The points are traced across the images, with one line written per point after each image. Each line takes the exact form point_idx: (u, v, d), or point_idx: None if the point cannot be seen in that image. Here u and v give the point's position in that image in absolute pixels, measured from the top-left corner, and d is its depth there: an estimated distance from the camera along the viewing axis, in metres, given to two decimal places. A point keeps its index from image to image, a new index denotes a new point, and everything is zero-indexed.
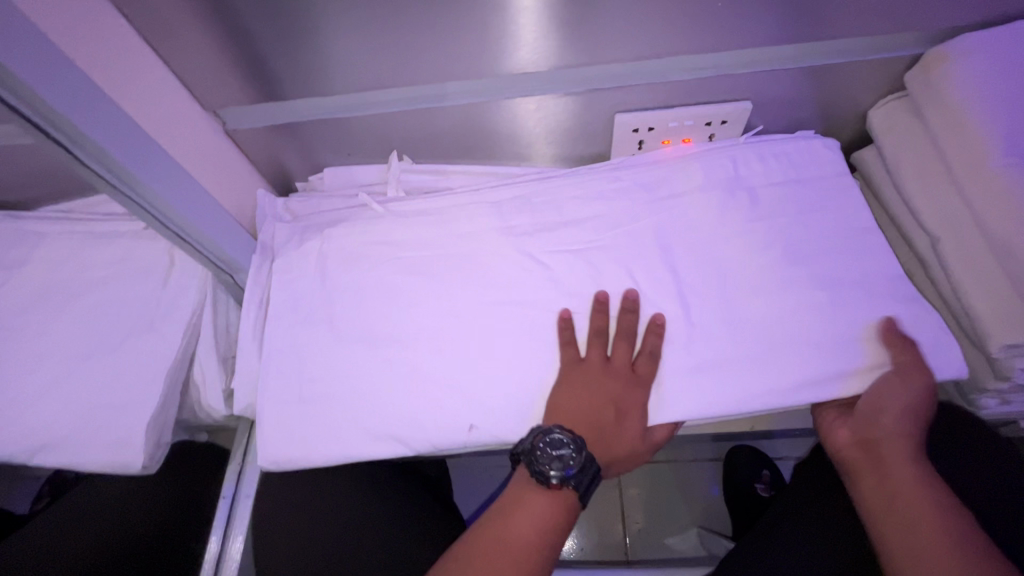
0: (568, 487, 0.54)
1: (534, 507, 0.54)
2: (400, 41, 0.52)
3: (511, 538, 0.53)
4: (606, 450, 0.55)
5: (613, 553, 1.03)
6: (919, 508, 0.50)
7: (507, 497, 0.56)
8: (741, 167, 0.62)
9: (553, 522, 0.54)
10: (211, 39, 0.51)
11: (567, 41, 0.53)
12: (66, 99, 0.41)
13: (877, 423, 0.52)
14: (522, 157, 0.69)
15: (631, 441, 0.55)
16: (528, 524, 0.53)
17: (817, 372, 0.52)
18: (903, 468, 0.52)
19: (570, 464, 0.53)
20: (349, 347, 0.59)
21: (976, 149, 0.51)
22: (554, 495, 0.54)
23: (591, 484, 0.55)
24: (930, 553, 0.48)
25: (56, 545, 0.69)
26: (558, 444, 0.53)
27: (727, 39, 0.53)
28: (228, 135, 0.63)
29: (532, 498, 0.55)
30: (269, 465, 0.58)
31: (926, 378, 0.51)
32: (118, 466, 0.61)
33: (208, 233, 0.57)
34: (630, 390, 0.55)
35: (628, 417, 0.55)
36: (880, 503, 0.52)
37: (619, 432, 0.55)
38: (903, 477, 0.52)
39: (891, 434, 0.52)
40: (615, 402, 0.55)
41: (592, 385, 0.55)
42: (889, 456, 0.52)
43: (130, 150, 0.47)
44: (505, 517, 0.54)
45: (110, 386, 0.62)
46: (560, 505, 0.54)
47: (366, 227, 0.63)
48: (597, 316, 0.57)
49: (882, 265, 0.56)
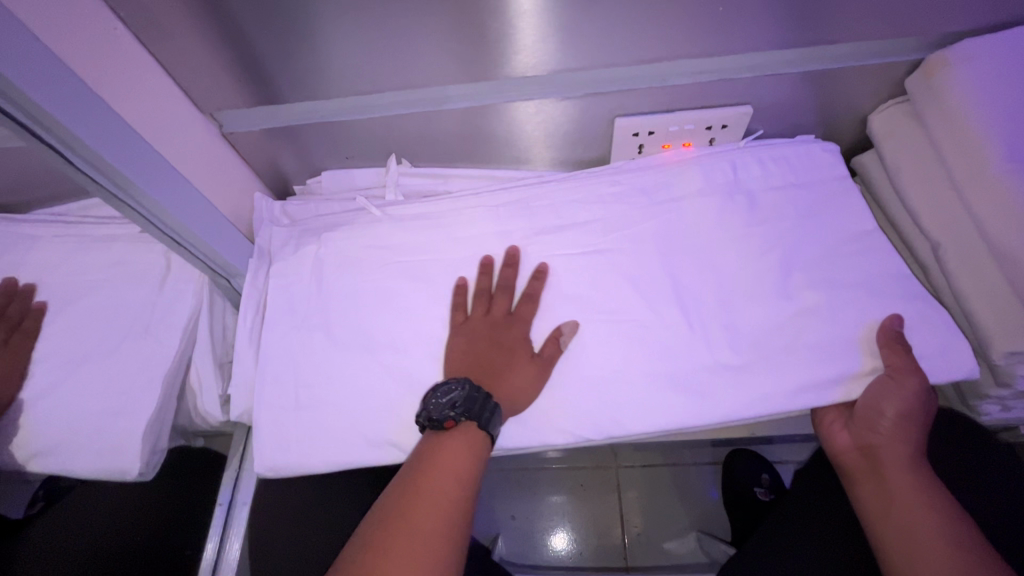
0: (466, 421, 0.53)
1: (451, 462, 0.52)
2: (398, 44, 0.51)
3: (429, 500, 0.50)
4: (506, 391, 0.55)
5: (613, 558, 1.03)
6: (918, 511, 0.50)
7: (418, 456, 0.52)
8: (741, 171, 0.61)
9: (471, 472, 0.52)
10: (206, 41, 0.50)
11: (566, 44, 0.52)
12: (59, 104, 0.40)
13: (877, 429, 0.52)
14: (521, 161, 0.69)
15: (530, 372, 0.55)
16: (444, 481, 0.51)
17: (818, 378, 0.52)
18: (903, 472, 0.52)
19: (456, 400, 0.52)
20: (346, 352, 0.59)
21: (978, 155, 0.51)
22: (461, 439, 0.53)
23: (487, 408, 0.52)
24: (933, 557, 0.48)
25: (62, 547, 0.71)
26: (444, 391, 0.53)
27: (728, 43, 0.53)
28: (225, 137, 0.62)
29: (446, 455, 0.52)
30: (265, 471, 0.58)
31: (920, 380, 0.50)
32: (114, 473, 0.61)
33: (204, 237, 0.57)
34: (509, 328, 0.58)
35: (517, 353, 0.56)
36: (880, 508, 0.52)
37: (513, 371, 0.55)
38: (903, 482, 0.52)
39: (890, 439, 0.52)
40: (497, 342, 0.57)
41: (479, 338, 0.57)
42: (889, 461, 0.52)
43: (124, 155, 0.46)
44: (418, 479, 0.51)
45: (106, 391, 0.62)
46: (473, 453, 0.52)
47: (364, 231, 0.63)
48: (505, 271, 0.60)
49: (884, 270, 0.55)
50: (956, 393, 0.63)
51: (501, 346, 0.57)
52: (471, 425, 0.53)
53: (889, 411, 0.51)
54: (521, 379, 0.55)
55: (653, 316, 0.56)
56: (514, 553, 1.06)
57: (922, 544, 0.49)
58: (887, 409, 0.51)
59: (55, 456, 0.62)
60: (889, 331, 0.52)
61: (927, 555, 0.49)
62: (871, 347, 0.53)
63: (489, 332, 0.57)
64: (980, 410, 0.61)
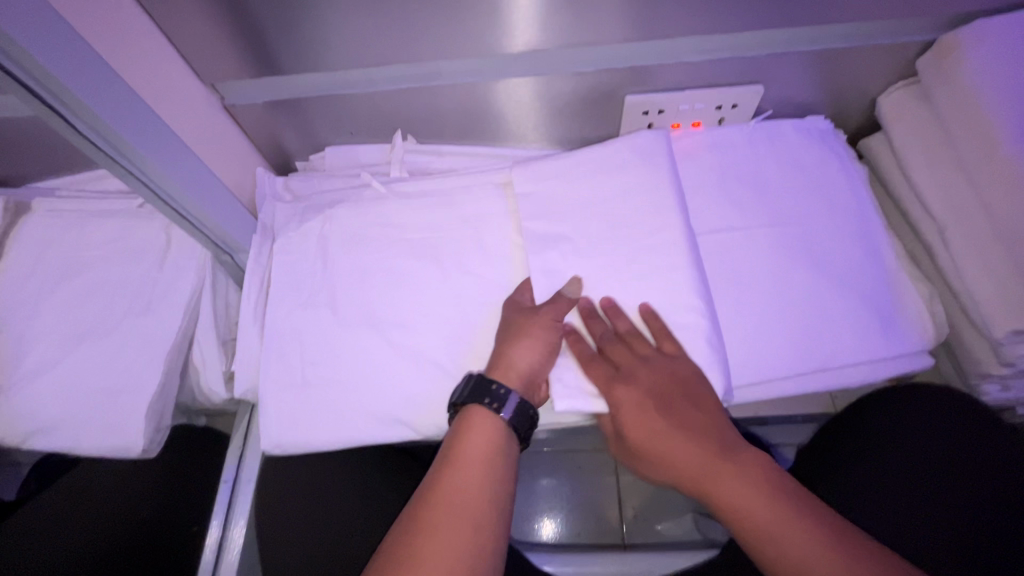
0: (469, 408, 0.50)
1: (473, 449, 0.48)
2: (406, 12, 0.50)
3: (454, 505, 0.45)
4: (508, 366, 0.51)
5: (610, 539, 1.04)
6: (746, 511, 0.45)
7: (443, 450, 0.49)
8: (733, 157, 0.61)
9: (497, 452, 0.49)
10: (209, 6, 0.49)
11: (575, 17, 0.51)
12: (63, 64, 0.39)
13: (655, 446, 0.49)
14: (525, 139, 0.67)
15: (530, 339, 0.52)
16: (467, 479, 0.47)
17: (805, 364, 0.53)
18: (709, 461, 0.47)
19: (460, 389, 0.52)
20: (350, 330, 0.58)
21: (988, 136, 0.51)
22: (472, 423, 0.50)
23: (479, 386, 0.51)
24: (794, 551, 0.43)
25: (68, 517, 0.70)
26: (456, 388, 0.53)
27: (742, 18, 0.52)
28: (227, 110, 0.61)
29: (467, 449, 0.49)
30: (271, 449, 0.57)
31: (621, 385, 0.51)
32: (119, 450, 0.60)
33: (206, 210, 0.55)
34: (531, 308, 0.54)
35: (528, 327, 0.53)
36: (741, 529, 0.45)
37: (517, 344, 0.52)
38: (724, 489, 0.46)
39: (667, 450, 0.48)
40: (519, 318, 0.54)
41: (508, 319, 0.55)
42: (694, 474, 0.47)
43: (130, 121, 0.45)
44: (439, 483, 0.47)
45: (107, 369, 0.61)
46: (497, 440, 0.49)
47: (369, 208, 0.61)
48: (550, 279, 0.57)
49: (862, 258, 0.57)
50: (958, 373, 0.63)
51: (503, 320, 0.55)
52: (470, 405, 0.50)
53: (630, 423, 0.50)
54: (520, 350, 0.52)
55: (655, 282, 0.54)
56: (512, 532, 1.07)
57: (772, 537, 0.44)
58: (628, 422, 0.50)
59: (53, 436, 0.61)
60: (588, 313, 0.54)
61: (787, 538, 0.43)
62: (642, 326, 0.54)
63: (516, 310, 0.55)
64: (980, 390, 0.62)
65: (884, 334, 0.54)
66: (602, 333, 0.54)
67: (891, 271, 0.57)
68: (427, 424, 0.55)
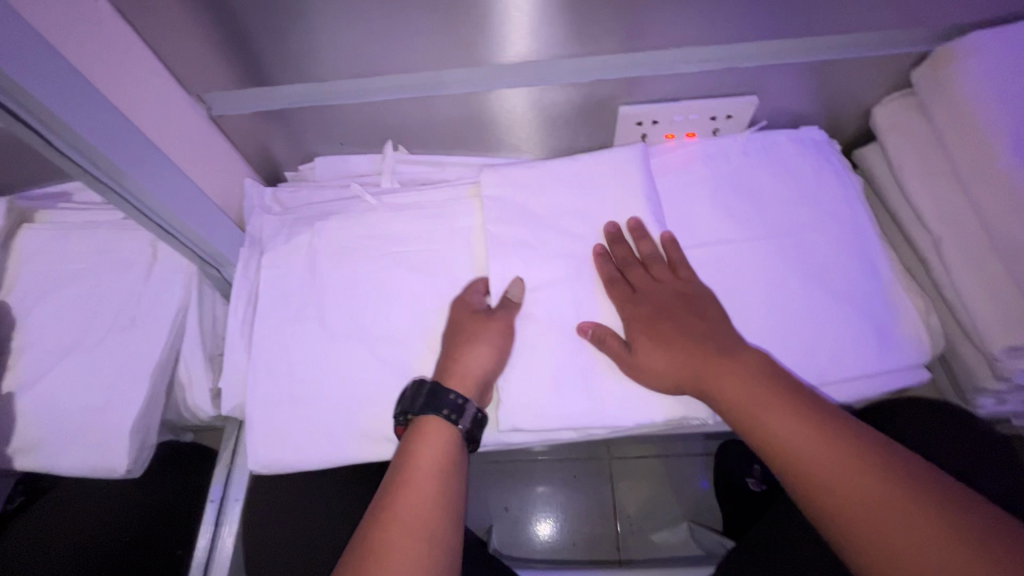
0: (426, 417, 0.50)
1: (427, 455, 0.48)
2: (394, 23, 0.49)
3: (405, 524, 0.45)
4: (461, 375, 0.51)
5: (606, 550, 1.03)
6: (741, 398, 0.46)
7: (396, 459, 0.49)
8: (729, 166, 0.61)
9: (451, 458, 0.49)
10: (194, 17, 0.48)
11: (567, 28, 0.51)
12: (38, 80, 0.38)
13: (653, 341, 0.50)
14: (516, 148, 0.66)
15: (478, 348, 0.52)
16: (419, 496, 0.46)
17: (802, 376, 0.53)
18: (705, 353, 0.49)
19: (411, 399, 0.51)
20: (340, 344, 0.57)
21: (983, 149, 0.51)
22: (424, 435, 0.49)
23: (434, 395, 0.50)
24: (795, 431, 0.44)
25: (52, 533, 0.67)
26: (406, 396, 0.52)
27: (736, 28, 0.52)
28: (214, 121, 0.59)
29: (420, 457, 0.48)
30: (259, 468, 0.56)
31: (637, 304, 0.53)
32: (102, 471, 0.60)
33: (192, 225, 0.54)
34: (477, 319, 0.53)
35: (474, 335, 0.52)
36: (741, 413, 0.46)
37: (467, 352, 0.52)
38: (724, 380, 0.47)
39: (667, 345, 0.50)
40: (464, 329, 0.53)
41: (453, 329, 0.54)
42: (695, 364, 0.49)
43: (109, 137, 0.44)
44: (391, 504, 0.46)
45: (91, 386, 0.60)
46: (449, 452, 0.49)
47: (359, 220, 0.60)
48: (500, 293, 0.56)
49: (858, 268, 0.56)
50: (954, 387, 0.63)
51: (455, 327, 0.54)
52: (424, 416, 0.50)
53: (636, 333, 0.51)
54: (470, 360, 0.51)
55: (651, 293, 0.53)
56: (503, 542, 1.06)
57: (773, 425, 0.44)
58: (636, 334, 0.51)
59: (38, 453, 0.59)
60: (614, 236, 0.56)
61: (788, 427, 0.44)
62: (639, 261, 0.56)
63: (462, 320, 0.54)
64: (975, 403, 0.61)
65: (880, 348, 0.54)
66: (623, 254, 0.55)
67: (888, 284, 0.56)
68: None
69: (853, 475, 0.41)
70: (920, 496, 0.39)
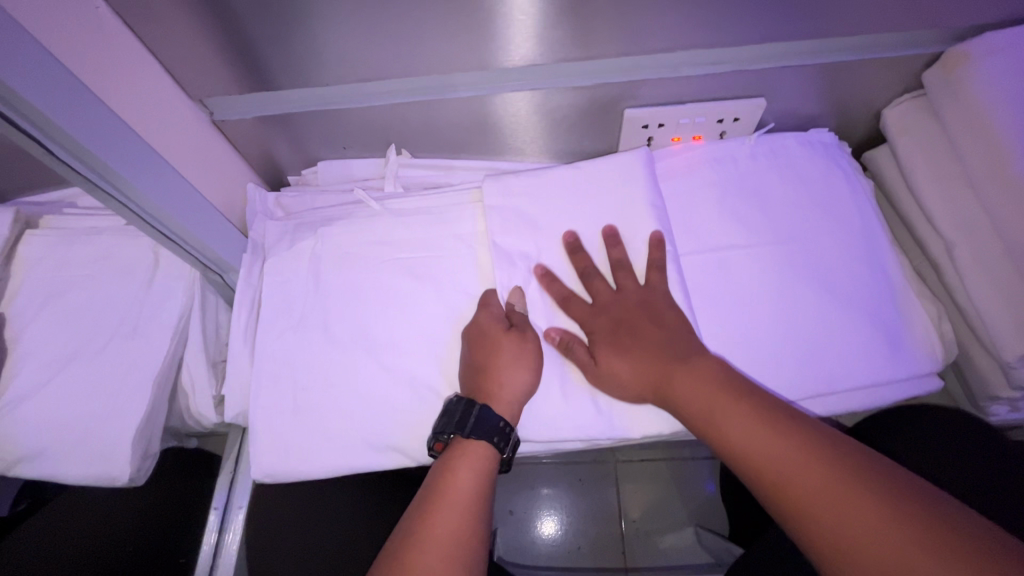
0: (473, 441, 0.50)
1: (467, 470, 0.49)
2: (398, 29, 0.49)
3: (442, 533, 0.45)
4: (501, 395, 0.51)
5: (611, 555, 1.03)
6: (698, 399, 0.46)
7: (436, 471, 0.49)
8: (738, 169, 0.60)
9: (488, 478, 0.49)
10: (196, 23, 0.47)
11: (572, 31, 0.50)
12: (40, 91, 0.38)
13: (618, 351, 0.51)
14: (520, 152, 0.66)
15: (513, 365, 0.51)
16: (456, 508, 0.46)
17: (811, 382, 0.52)
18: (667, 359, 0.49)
19: (455, 418, 0.50)
20: (343, 351, 0.57)
21: (997, 153, 0.50)
22: (466, 452, 0.49)
23: (485, 420, 0.49)
24: (754, 437, 0.43)
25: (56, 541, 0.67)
26: (448, 411, 0.51)
27: (745, 31, 0.51)
28: (216, 125, 0.59)
29: (461, 472, 0.49)
30: (264, 477, 0.56)
31: (593, 317, 0.53)
32: (104, 480, 0.59)
33: (195, 232, 0.54)
34: (503, 334, 0.52)
35: (505, 351, 0.51)
36: (701, 419, 0.46)
37: (502, 370, 0.51)
38: (685, 386, 0.47)
39: (630, 352, 0.51)
40: (494, 344, 0.52)
41: (478, 344, 0.53)
42: (658, 370, 0.49)
43: (111, 145, 0.44)
44: (428, 514, 0.46)
45: (95, 394, 0.59)
46: (488, 472, 0.49)
47: (364, 225, 0.60)
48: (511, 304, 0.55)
49: (869, 273, 0.56)
50: (967, 394, 0.62)
51: (483, 341, 0.53)
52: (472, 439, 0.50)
53: (596, 345, 0.52)
54: (508, 379, 0.51)
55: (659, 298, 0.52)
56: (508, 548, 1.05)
57: (732, 430, 0.44)
58: (598, 345, 0.52)
59: (41, 462, 0.59)
60: (572, 247, 0.56)
61: (748, 433, 0.44)
62: (609, 269, 0.56)
63: (488, 335, 0.53)
64: (988, 410, 0.61)
65: (891, 355, 0.53)
66: (584, 265, 0.55)
67: (898, 289, 0.56)
68: (421, 448, 0.54)
69: (804, 471, 0.41)
70: (871, 492, 0.38)
